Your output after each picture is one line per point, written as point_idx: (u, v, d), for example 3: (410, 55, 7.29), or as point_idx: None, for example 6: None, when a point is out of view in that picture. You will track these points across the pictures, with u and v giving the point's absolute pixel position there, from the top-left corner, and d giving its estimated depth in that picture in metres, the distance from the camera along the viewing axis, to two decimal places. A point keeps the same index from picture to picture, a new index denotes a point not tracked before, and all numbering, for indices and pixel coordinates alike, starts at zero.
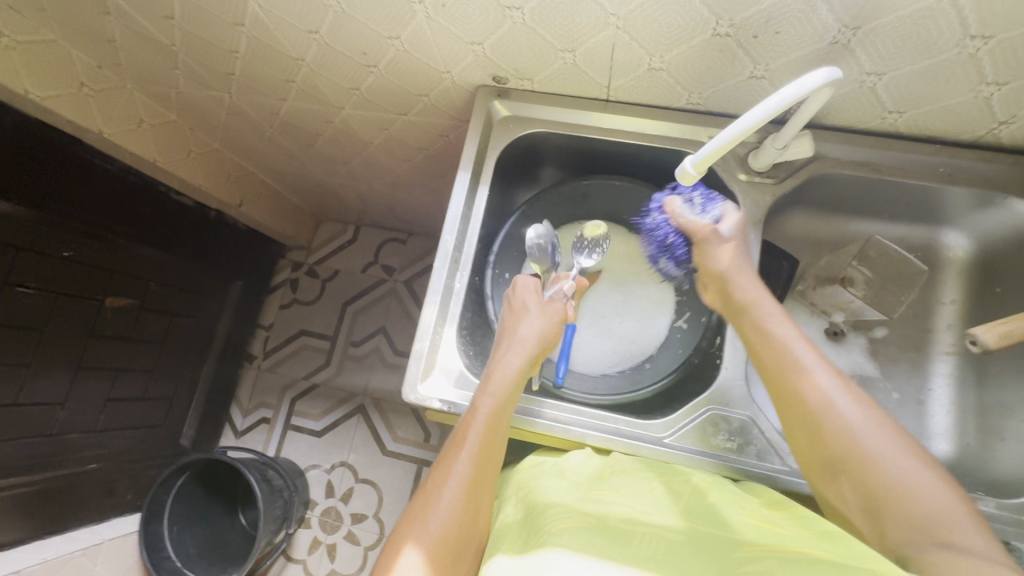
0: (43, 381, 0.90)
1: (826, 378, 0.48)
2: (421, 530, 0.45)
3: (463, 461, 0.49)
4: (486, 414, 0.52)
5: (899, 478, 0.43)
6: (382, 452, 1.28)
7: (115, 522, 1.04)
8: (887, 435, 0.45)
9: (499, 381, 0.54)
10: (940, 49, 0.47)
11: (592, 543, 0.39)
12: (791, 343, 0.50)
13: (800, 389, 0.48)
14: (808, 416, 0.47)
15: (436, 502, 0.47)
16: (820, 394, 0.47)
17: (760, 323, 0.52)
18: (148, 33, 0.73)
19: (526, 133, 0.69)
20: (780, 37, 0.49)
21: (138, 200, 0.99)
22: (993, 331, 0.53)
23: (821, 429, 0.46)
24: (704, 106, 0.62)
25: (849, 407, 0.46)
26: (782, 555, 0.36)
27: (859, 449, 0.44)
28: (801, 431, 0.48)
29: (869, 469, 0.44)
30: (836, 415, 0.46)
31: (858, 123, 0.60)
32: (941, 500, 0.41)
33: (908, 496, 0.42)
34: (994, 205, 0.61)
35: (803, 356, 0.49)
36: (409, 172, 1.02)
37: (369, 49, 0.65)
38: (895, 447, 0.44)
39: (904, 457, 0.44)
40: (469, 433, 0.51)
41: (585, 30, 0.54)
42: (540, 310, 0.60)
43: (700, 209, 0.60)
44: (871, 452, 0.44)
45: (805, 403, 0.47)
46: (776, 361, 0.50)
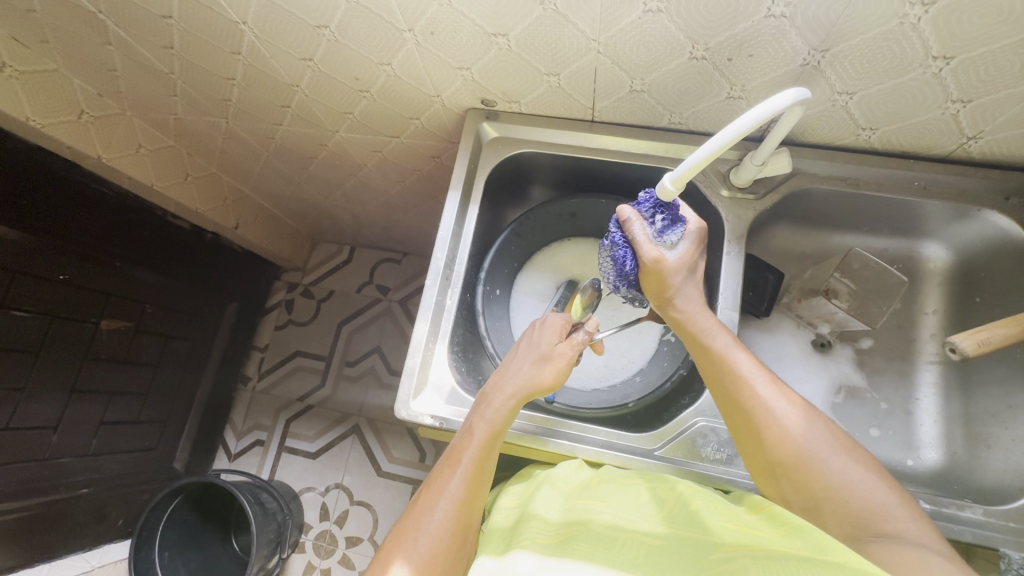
0: (35, 405, 0.89)
1: (766, 386, 0.50)
2: (410, 546, 0.46)
3: (456, 482, 0.49)
4: (482, 440, 0.51)
5: (834, 474, 0.45)
6: (377, 473, 1.27)
7: (104, 549, 1.02)
8: (823, 435, 0.48)
9: (496, 410, 0.53)
10: (906, 68, 0.50)
11: (563, 546, 0.41)
12: (735, 354, 0.51)
13: (748, 401, 0.49)
14: (753, 428, 0.49)
15: (426, 520, 0.47)
16: (767, 405, 0.49)
17: (704, 338, 0.53)
18: (148, 62, 0.75)
19: (514, 154, 0.71)
20: (754, 59, 0.52)
21: (134, 223, 1.01)
22: (971, 338, 0.53)
23: (763, 440, 0.48)
24: (685, 125, 0.64)
25: (795, 415, 0.48)
26: (757, 554, 0.36)
27: (802, 451, 0.47)
28: (746, 440, 0.50)
29: (811, 473, 0.46)
30: (779, 420, 0.48)
31: (834, 140, 0.62)
32: (872, 491, 0.44)
33: (844, 490, 0.45)
34: (970, 216, 0.63)
35: (747, 368, 0.51)
36: (402, 193, 1.04)
37: (361, 75, 0.67)
38: (826, 442, 0.47)
39: (838, 453, 0.47)
40: (464, 455, 0.51)
41: (568, 55, 0.56)
42: (547, 350, 0.56)
43: (660, 231, 0.54)
44: (811, 452, 0.47)
45: (750, 411, 0.49)
46: (725, 373, 0.51)
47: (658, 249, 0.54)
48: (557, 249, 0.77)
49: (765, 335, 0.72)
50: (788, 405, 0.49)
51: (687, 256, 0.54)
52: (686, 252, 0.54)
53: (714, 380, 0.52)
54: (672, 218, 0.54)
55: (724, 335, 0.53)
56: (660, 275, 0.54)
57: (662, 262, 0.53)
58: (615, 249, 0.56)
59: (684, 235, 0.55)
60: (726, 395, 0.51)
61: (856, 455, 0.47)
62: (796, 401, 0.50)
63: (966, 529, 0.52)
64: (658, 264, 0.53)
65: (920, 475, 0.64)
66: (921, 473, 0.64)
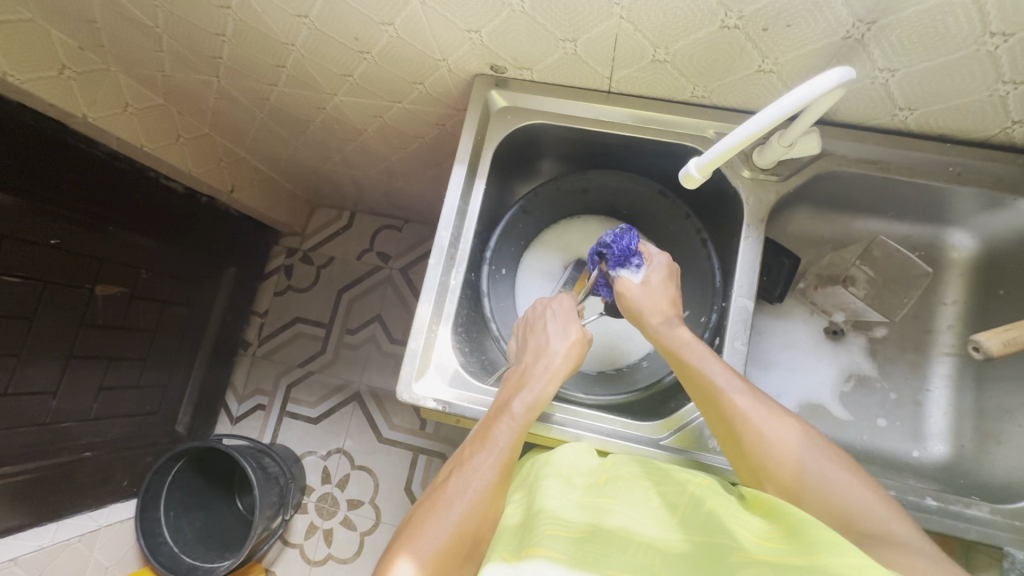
0: (32, 371, 0.88)
1: (742, 396, 0.49)
2: (439, 521, 0.45)
3: (489, 465, 0.49)
4: (518, 425, 0.52)
5: (816, 478, 0.45)
6: (378, 440, 1.29)
7: (111, 508, 1.06)
8: (800, 437, 0.47)
9: (535, 397, 0.54)
10: (956, 45, 0.45)
11: (583, 553, 0.39)
12: (710, 368, 0.51)
13: (726, 411, 0.49)
14: (733, 433, 0.49)
15: (458, 498, 0.47)
16: (745, 412, 0.48)
17: (682, 354, 0.53)
18: (131, 14, 0.70)
19: (524, 125, 0.67)
20: (791, 30, 0.47)
21: (126, 186, 0.97)
22: (997, 338, 0.51)
23: (746, 446, 0.48)
24: (709, 99, 0.60)
25: (774, 422, 0.48)
26: (774, 563, 0.36)
27: (783, 455, 0.46)
28: (730, 443, 0.49)
29: (792, 478, 0.45)
30: (758, 428, 0.47)
31: (867, 120, 0.58)
32: (856, 495, 0.43)
33: (829, 495, 0.44)
34: (1003, 205, 0.60)
35: (721, 380, 0.50)
36: (404, 159, 1.00)
37: (362, 35, 0.62)
38: (796, 435, 0.47)
39: (820, 457, 0.46)
40: (498, 439, 0.51)
41: (586, 19, 0.51)
42: (572, 332, 0.58)
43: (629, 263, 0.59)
44: (789, 458, 0.46)
45: (728, 422, 0.49)
46: (702, 385, 0.51)
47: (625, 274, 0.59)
48: (567, 226, 0.74)
49: (777, 321, 0.70)
50: (767, 412, 0.48)
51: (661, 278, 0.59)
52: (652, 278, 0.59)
53: (695, 392, 0.52)
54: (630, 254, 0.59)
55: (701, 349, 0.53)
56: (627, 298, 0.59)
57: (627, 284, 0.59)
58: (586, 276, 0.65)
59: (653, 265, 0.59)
60: (708, 409, 0.51)
61: (834, 454, 0.47)
62: (776, 408, 0.49)
63: (972, 527, 0.52)
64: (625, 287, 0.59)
65: (925, 467, 0.63)
66: (926, 465, 0.63)
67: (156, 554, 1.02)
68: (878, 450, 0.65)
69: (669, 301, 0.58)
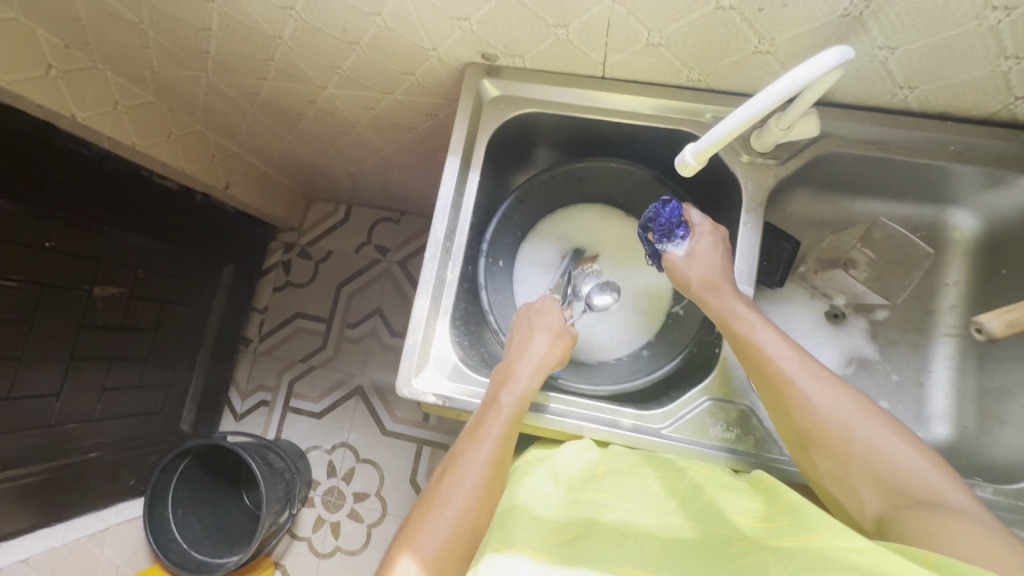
0: (34, 375, 0.88)
1: (796, 365, 0.48)
2: (438, 520, 0.45)
3: (481, 457, 0.49)
4: (507, 415, 0.52)
5: (863, 445, 0.44)
6: (382, 432, 1.29)
7: (119, 507, 1.06)
8: (848, 401, 0.46)
9: (523, 386, 0.54)
10: (958, 20, 0.44)
11: (576, 546, 0.40)
12: (760, 335, 0.50)
13: (775, 378, 0.48)
14: (781, 398, 0.48)
15: (453, 494, 0.47)
16: (797, 380, 0.47)
17: (730, 320, 0.52)
18: (115, 11, 0.68)
19: (518, 114, 0.66)
20: (788, 9, 0.46)
21: (120, 186, 0.97)
22: (1000, 318, 0.50)
23: (791, 410, 0.47)
24: (705, 82, 0.59)
25: (824, 391, 0.46)
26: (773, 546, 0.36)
27: (832, 422, 0.45)
28: (772, 404, 0.49)
29: (841, 444, 0.44)
30: (808, 396, 0.46)
31: (866, 100, 0.57)
32: (907, 464, 0.42)
33: (876, 462, 0.43)
34: (1005, 183, 0.59)
35: (770, 347, 0.49)
36: (398, 152, 0.99)
37: (349, 26, 0.61)
38: (847, 398, 0.46)
39: (869, 423, 0.45)
40: (489, 431, 0.51)
41: (577, 4, 0.50)
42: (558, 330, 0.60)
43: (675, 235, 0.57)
44: (839, 424, 0.45)
45: (776, 387, 0.48)
46: (749, 353, 0.50)
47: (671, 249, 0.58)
48: (564, 216, 0.73)
49: (778, 306, 0.70)
50: (815, 380, 0.47)
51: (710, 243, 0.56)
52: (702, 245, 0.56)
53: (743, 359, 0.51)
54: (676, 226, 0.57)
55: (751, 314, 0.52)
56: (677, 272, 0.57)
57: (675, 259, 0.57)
58: (655, 225, 0.58)
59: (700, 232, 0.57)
60: (753, 373, 0.50)
61: (886, 420, 0.45)
62: (825, 374, 0.48)
63: None
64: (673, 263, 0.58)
65: (927, 449, 0.63)
66: (929, 446, 0.63)
67: (166, 552, 1.02)
68: None
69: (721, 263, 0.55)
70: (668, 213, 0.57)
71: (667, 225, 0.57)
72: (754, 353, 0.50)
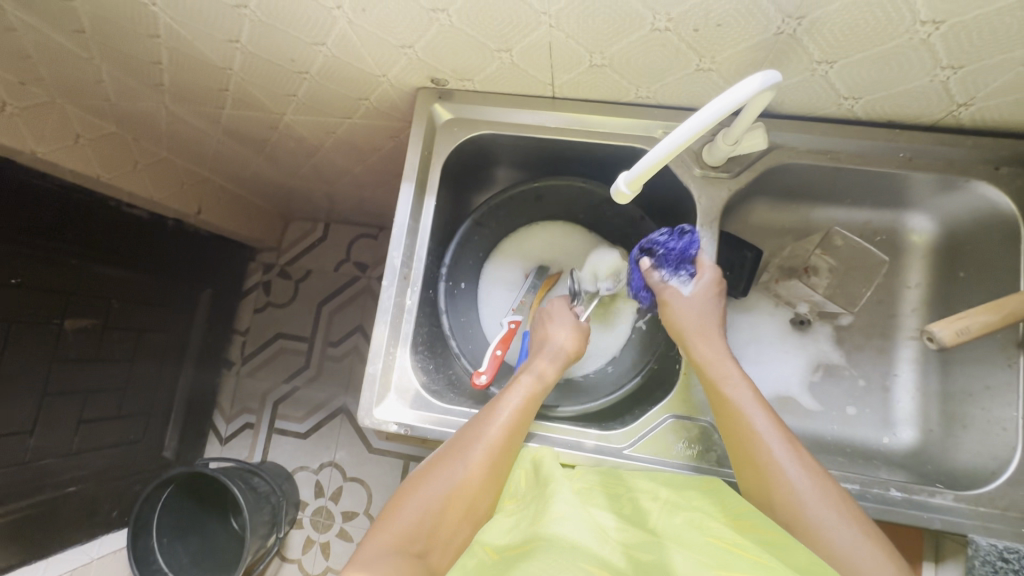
0: (4, 413, 0.88)
1: (782, 450, 0.48)
2: (440, 477, 0.49)
3: (489, 431, 0.52)
4: (522, 398, 0.54)
5: (839, 549, 0.42)
6: (368, 450, 1.29)
7: (102, 540, 1.05)
8: (827, 495, 0.45)
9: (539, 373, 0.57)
10: (890, 35, 0.44)
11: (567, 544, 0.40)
12: (751, 411, 0.50)
13: (761, 458, 0.48)
14: (765, 482, 0.47)
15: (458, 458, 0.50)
16: (781, 464, 0.47)
17: (724, 388, 0.52)
18: (65, 49, 0.68)
19: (473, 136, 0.65)
20: (723, 29, 0.46)
21: (89, 219, 0.96)
22: (950, 327, 0.51)
23: (771, 497, 0.46)
24: (654, 99, 0.59)
25: (806, 481, 0.46)
26: None
27: (807, 516, 0.44)
28: (754, 487, 0.48)
29: (815, 541, 0.43)
30: (791, 485, 0.46)
31: (814, 111, 0.57)
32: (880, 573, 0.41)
33: (849, 566, 0.41)
34: (957, 187, 0.59)
35: (761, 426, 0.49)
36: (368, 171, 0.99)
37: (297, 57, 0.61)
38: (821, 489, 0.46)
39: (846, 524, 0.44)
40: (501, 409, 0.53)
41: (517, 30, 0.50)
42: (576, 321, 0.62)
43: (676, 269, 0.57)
44: (816, 520, 0.44)
45: (762, 469, 0.47)
46: (738, 431, 0.50)
47: (670, 284, 0.57)
48: (530, 234, 0.73)
49: (743, 316, 0.70)
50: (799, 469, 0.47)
51: (706, 292, 0.56)
52: (702, 290, 0.56)
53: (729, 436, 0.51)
54: (682, 259, 0.57)
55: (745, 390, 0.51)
56: (671, 312, 0.57)
57: (674, 295, 0.57)
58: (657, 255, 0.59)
59: (704, 275, 0.57)
60: (737, 452, 0.50)
61: (864, 525, 0.44)
62: (809, 464, 0.47)
63: (936, 516, 0.52)
64: (669, 300, 0.57)
65: (895, 453, 0.63)
66: (896, 451, 0.63)
67: None
68: (849, 439, 0.64)
69: (717, 321, 0.56)
70: (680, 244, 0.56)
71: (671, 256, 0.57)
72: (745, 431, 0.49)
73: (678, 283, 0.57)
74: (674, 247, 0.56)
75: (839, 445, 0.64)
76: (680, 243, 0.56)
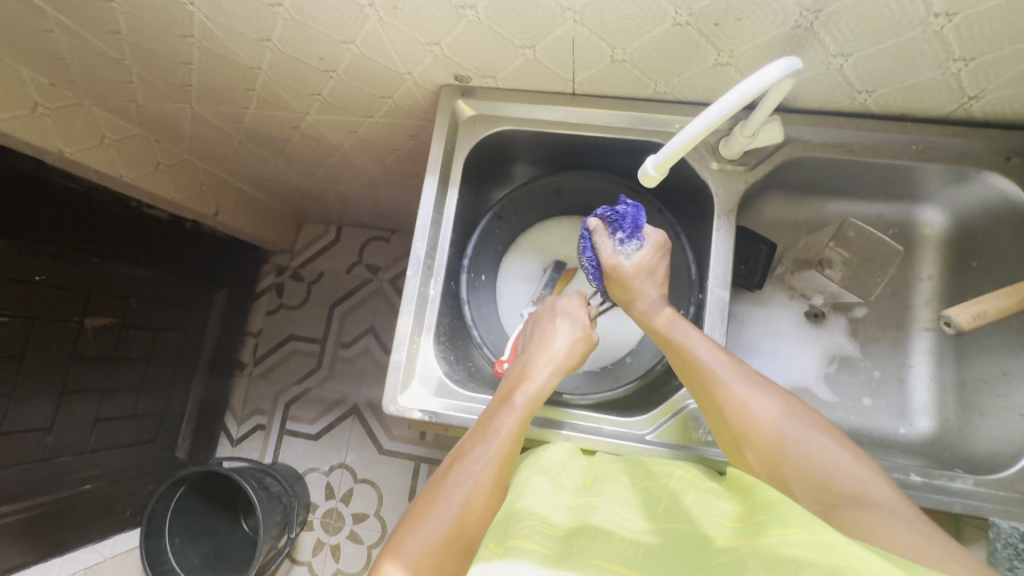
0: (24, 409, 0.89)
1: (732, 374, 0.50)
2: (436, 519, 0.43)
3: (487, 456, 0.48)
4: (519, 416, 0.51)
5: (815, 454, 0.46)
6: (379, 451, 1.29)
7: (115, 540, 1.06)
8: (784, 406, 0.49)
9: (538, 387, 0.53)
10: (904, 27, 0.46)
11: (563, 543, 0.39)
12: (693, 341, 0.53)
13: (720, 391, 0.50)
14: (724, 409, 0.50)
15: (458, 490, 0.45)
16: (734, 387, 0.50)
17: (672, 329, 0.54)
18: (98, 50, 0.70)
19: (493, 132, 0.67)
20: (742, 23, 0.48)
21: (110, 218, 0.98)
22: (966, 312, 0.52)
23: (732, 417, 0.49)
24: (672, 94, 0.61)
25: (767, 404, 0.49)
26: (752, 545, 0.35)
27: (771, 428, 0.48)
28: (721, 426, 0.50)
29: (795, 453, 0.46)
30: (755, 411, 0.49)
31: (828, 105, 0.58)
32: (846, 464, 0.45)
33: (820, 463, 0.45)
34: (968, 179, 0.60)
35: (705, 354, 0.52)
36: (384, 172, 1.01)
37: (325, 55, 0.63)
38: (829, 442, 0.46)
39: (806, 428, 0.48)
40: (499, 430, 0.50)
41: (542, 27, 0.52)
42: (583, 330, 0.59)
43: (625, 241, 0.56)
44: (789, 437, 0.47)
45: (715, 393, 0.50)
46: (709, 385, 0.51)
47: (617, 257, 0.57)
48: (541, 230, 0.75)
49: (758, 308, 0.71)
50: (755, 391, 0.50)
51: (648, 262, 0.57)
52: (643, 260, 0.57)
53: (732, 437, 0.50)
54: (631, 231, 0.56)
55: (741, 383, 0.50)
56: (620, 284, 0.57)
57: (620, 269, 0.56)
58: (608, 218, 0.57)
59: (645, 245, 0.57)
60: (692, 385, 0.52)
61: (818, 427, 0.48)
62: (755, 378, 0.51)
63: (956, 500, 0.52)
64: (615, 273, 0.57)
65: (912, 443, 0.64)
66: (913, 441, 0.64)
67: None
68: (865, 429, 0.65)
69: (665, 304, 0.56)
70: (629, 217, 0.56)
71: (623, 225, 0.56)
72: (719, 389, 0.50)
73: (625, 256, 0.56)
74: (625, 219, 0.56)
75: (855, 435, 0.65)
76: (628, 216, 0.56)
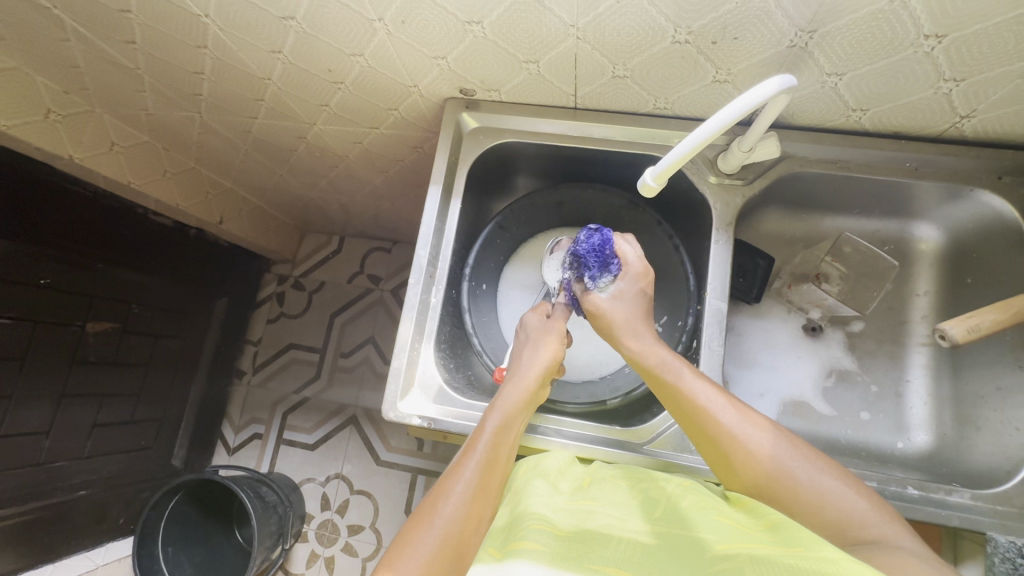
0: (22, 413, 0.88)
1: (734, 415, 0.49)
2: (424, 534, 0.41)
3: (469, 468, 0.46)
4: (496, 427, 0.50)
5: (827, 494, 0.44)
6: (376, 462, 1.28)
7: (106, 548, 1.03)
8: (791, 445, 0.48)
9: (508, 400, 0.53)
10: (896, 48, 0.48)
11: (563, 544, 0.39)
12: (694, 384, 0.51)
13: (722, 436, 0.49)
14: (727, 454, 0.48)
15: (444, 502, 0.43)
16: (731, 427, 0.49)
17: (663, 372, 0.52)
18: (113, 59, 0.72)
19: (496, 143, 0.69)
20: (738, 42, 0.49)
21: (115, 224, 0.99)
22: (961, 325, 0.52)
23: (735, 462, 0.48)
24: (671, 110, 0.62)
25: (765, 438, 0.48)
26: (751, 552, 0.35)
27: (772, 467, 0.46)
28: (723, 470, 0.49)
29: (806, 493, 0.45)
30: (759, 455, 0.47)
31: (823, 122, 0.60)
32: (853, 505, 0.44)
33: (830, 504, 0.44)
34: (962, 196, 0.62)
35: (704, 397, 0.50)
36: (388, 183, 1.02)
37: (334, 67, 0.64)
38: (839, 483, 0.45)
39: (817, 471, 0.46)
40: (479, 442, 0.49)
41: (545, 42, 0.54)
42: (552, 339, 0.59)
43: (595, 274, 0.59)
44: (799, 479, 0.46)
45: (717, 439, 0.49)
46: (707, 427, 0.49)
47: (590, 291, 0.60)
48: (544, 239, 0.76)
49: (756, 321, 0.72)
50: (756, 429, 0.49)
51: (627, 287, 0.58)
52: (621, 289, 0.58)
53: (741, 482, 0.48)
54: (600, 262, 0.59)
55: (728, 410, 0.49)
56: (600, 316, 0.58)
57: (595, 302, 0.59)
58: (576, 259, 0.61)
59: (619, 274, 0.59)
60: (690, 429, 0.51)
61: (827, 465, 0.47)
62: (754, 417, 0.50)
63: (954, 515, 0.52)
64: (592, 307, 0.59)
65: (910, 458, 0.64)
66: (911, 456, 0.64)
67: None
68: (863, 443, 0.65)
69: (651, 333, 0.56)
70: (595, 248, 0.59)
71: (590, 259, 0.59)
72: (716, 430, 0.49)
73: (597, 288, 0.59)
74: (593, 253, 0.59)
75: (854, 450, 0.65)
76: (595, 249, 0.59)
